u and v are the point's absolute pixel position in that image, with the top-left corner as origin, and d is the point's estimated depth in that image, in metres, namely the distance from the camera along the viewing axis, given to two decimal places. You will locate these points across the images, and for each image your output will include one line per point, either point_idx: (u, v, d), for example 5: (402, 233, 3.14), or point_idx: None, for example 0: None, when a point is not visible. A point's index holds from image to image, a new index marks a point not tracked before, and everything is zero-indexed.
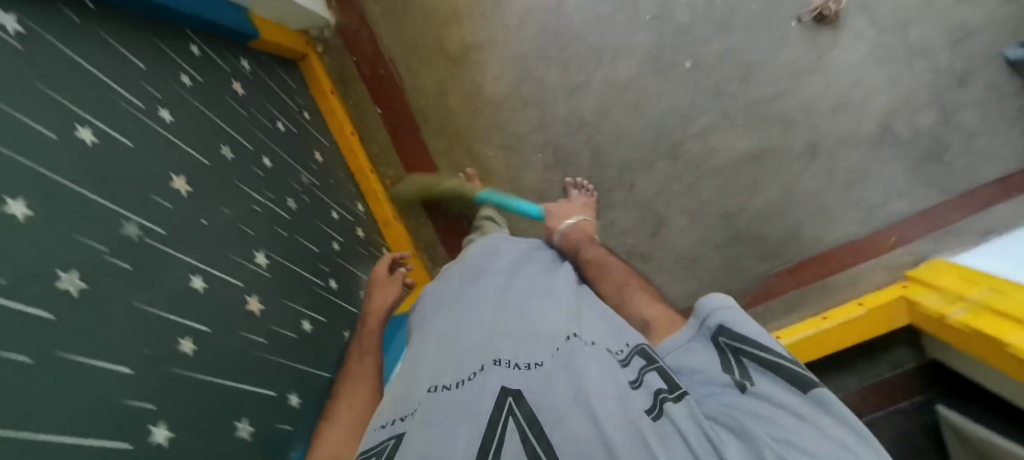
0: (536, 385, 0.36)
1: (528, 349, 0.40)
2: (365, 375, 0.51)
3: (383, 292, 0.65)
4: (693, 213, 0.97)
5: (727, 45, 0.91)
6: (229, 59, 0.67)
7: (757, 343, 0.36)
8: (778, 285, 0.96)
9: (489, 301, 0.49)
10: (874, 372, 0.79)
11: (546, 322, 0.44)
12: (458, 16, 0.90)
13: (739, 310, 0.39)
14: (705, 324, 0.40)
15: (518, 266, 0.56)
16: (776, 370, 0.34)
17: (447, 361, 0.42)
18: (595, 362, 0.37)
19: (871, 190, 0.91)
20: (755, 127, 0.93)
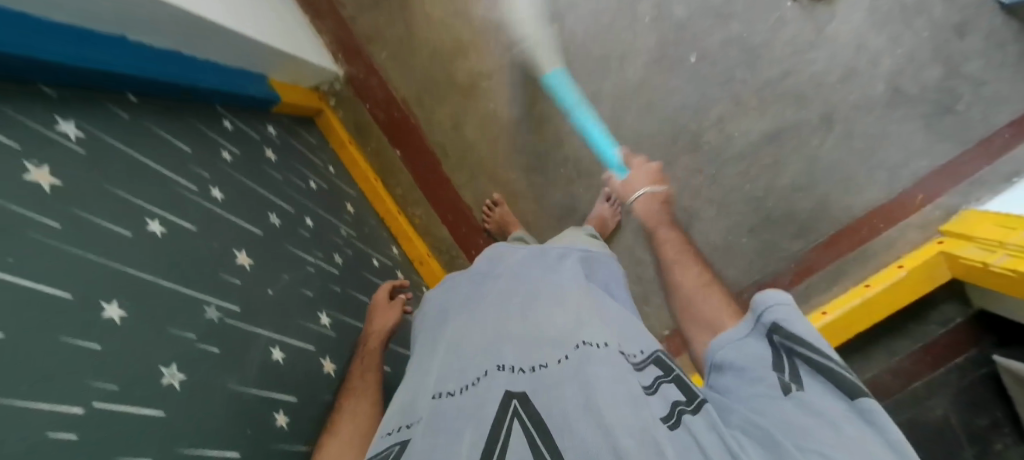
0: (547, 388, 0.33)
1: (537, 352, 0.37)
2: (364, 393, 0.47)
3: (383, 315, 0.58)
4: (721, 202, 0.98)
5: (729, 33, 0.92)
6: (257, 128, 0.68)
7: (811, 347, 0.33)
8: (817, 260, 0.96)
9: (494, 305, 0.45)
10: (923, 332, 0.75)
11: (559, 322, 0.40)
12: (464, 48, 0.91)
13: (796, 310, 0.35)
14: (759, 320, 0.36)
15: (526, 263, 0.52)
16: (825, 374, 0.31)
17: (451, 367, 0.39)
18: (614, 363, 0.34)
19: (892, 151, 0.91)
20: (769, 109, 0.94)
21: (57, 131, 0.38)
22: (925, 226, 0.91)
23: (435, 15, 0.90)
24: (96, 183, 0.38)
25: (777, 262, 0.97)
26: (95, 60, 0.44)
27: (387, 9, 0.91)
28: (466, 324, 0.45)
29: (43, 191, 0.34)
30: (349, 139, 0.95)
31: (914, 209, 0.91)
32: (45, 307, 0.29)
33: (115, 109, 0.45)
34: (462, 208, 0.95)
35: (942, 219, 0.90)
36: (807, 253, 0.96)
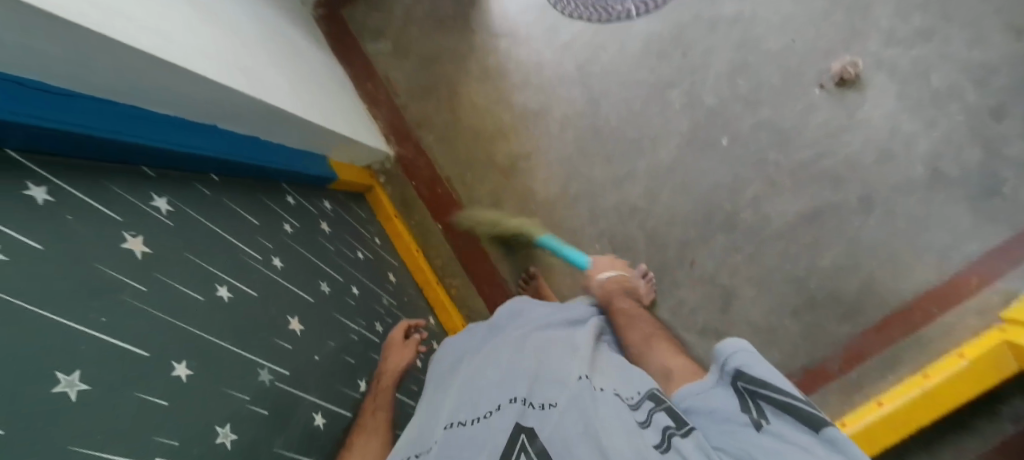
0: (548, 420, 0.41)
1: (545, 391, 0.45)
2: (376, 428, 0.50)
3: (399, 353, 0.61)
4: (760, 281, 0.96)
5: (759, 119, 0.96)
6: (315, 202, 0.74)
7: (772, 385, 0.40)
8: (868, 346, 0.92)
9: (507, 351, 0.53)
10: (995, 429, 0.70)
11: (563, 366, 0.48)
12: (505, 132, 0.98)
13: (755, 355, 0.43)
14: (725, 369, 0.44)
15: (539, 319, 0.60)
16: (788, 410, 0.38)
17: (467, 400, 0.47)
18: (604, 403, 0.42)
19: (938, 232, 0.91)
20: (804, 189, 0.95)
21: (151, 205, 0.43)
22: (984, 311, 0.88)
23: (480, 102, 0.98)
24: (179, 251, 0.42)
25: (828, 347, 0.93)
26: (189, 143, 0.49)
27: (437, 97, 0.99)
28: (483, 366, 0.53)
29: (135, 257, 0.38)
30: (394, 213, 0.99)
31: (970, 293, 0.89)
32: (122, 364, 0.32)
33: (200, 185, 0.51)
34: (498, 280, 0.97)
35: (1001, 304, 0.87)
36: (856, 338, 0.92)
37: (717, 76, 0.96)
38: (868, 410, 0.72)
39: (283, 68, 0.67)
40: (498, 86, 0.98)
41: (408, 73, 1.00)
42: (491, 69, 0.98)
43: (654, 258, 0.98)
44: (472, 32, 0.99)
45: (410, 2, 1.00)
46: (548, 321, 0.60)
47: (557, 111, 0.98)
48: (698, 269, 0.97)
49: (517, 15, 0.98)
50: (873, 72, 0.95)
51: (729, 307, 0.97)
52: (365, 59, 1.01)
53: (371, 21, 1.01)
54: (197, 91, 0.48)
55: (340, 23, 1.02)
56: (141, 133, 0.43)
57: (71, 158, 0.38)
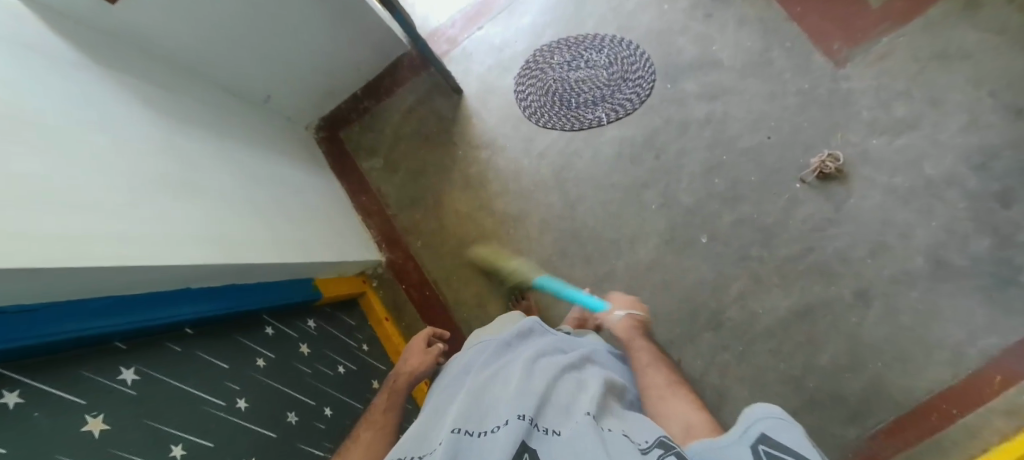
0: (554, 448, 0.41)
1: (556, 416, 0.46)
2: (377, 424, 0.61)
3: (417, 360, 0.72)
4: (754, 381, 0.90)
5: (739, 216, 0.95)
6: (297, 323, 0.81)
7: (800, 458, 0.34)
8: (879, 450, 0.83)
9: (521, 371, 0.52)
10: None
11: (578, 406, 0.46)
12: (487, 236, 1.03)
13: (790, 424, 0.37)
14: (746, 432, 0.38)
15: (551, 343, 0.60)
16: None
17: (472, 409, 0.48)
18: (614, 445, 0.40)
19: (951, 327, 0.84)
20: (793, 286, 0.91)
21: (117, 378, 0.48)
22: (1015, 414, 0.79)
23: (463, 210, 1.05)
24: (137, 418, 0.48)
25: (835, 453, 0.85)
26: (147, 314, 0.54)
27: (424, 207, 1.07)
28: (493, 384, 0.52)
29: (90, 438, 0.43)
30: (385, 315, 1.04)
31: (994, 392, 0.80)
32: None
33: (172, 343, 0.57)
34: None
35: None
36: (864, 440, 0.84)
37: (691, 176, 0.98)
38: None
39: (251, 219, 0.74)
40: (480, 193, 1.05)
41: (398, 186, 1.09)
42: (473, 179, 1.06)
43: None
44: (454, 146, 1.08)
45: (399, 121, 1.12)
46: (556, 355, 0.58)
47: (535, 214, 1.02)
48: (685, 369, 0.92)
49: (497, 128, 1.08)
50: (857, 164, 0.93)
51: (721, 409, 0.90)
52: (360, 175, 1.12)
53: (366, 138, 1.13)
54: (128, 276, 0.51)
55: (339, 144, 1.15)
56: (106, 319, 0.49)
57: (45, 355, 0.44)
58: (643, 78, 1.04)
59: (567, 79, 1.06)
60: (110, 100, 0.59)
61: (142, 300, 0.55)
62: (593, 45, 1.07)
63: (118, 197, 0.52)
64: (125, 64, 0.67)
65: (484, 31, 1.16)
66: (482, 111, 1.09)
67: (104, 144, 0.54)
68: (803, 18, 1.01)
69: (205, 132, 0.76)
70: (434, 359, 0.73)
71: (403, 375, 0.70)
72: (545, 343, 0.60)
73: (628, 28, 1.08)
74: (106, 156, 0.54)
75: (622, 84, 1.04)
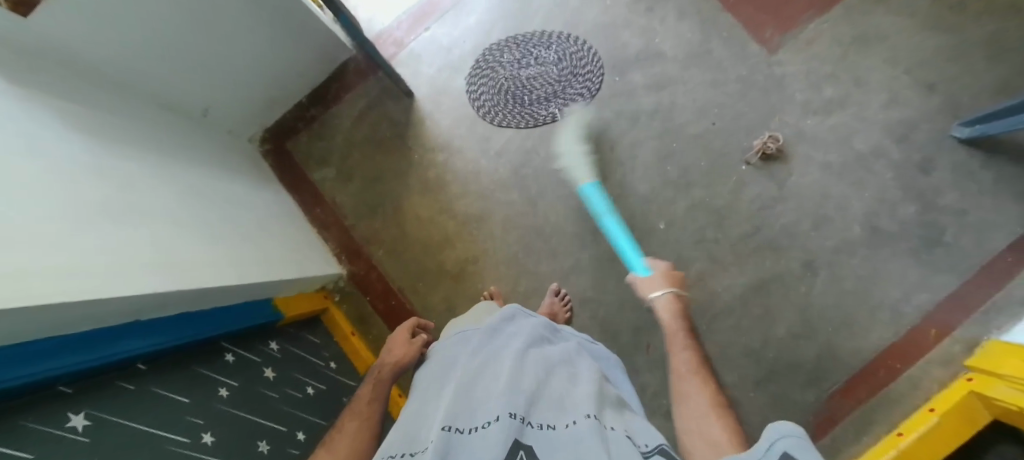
0: (551, 447, 0.41)
1: (550, 414, 0.46)
2: (362, 414, 0.59)
3: (402, 351, 0.71)
4: (719, 357, 0.94)
5: (693, 200, 0.99)
6: (259, 347, 0.76)
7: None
8: (836, 410, 0.89)
9: (512, 363, 0.51)
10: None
11: (572, 403, 0.47)
12: (451, 240, 1.02)
13: (810, 446, 0.37)
14: (770, 451, 0.37)
15: (536, 334, 0.59)
16: None
17: (462, 404, 0.46)
18: (616, 446, 0.41)
19: (889, 288, 0.91)
20: (747, 263, 0.96)
21: (67, 427, 0.42)
22: (948, 362, 0.87)
23: (424, 214, 1.03)
24: None
25: (797, 417, 0.90)
26: (99, 354, 0.49)
27: (383, 214, 1.04)
28: (481, 376, 0.51)
29: None
30: (351, 328, 1.01)
31: (931, 347, 0.88)
32: None
33: (122, 379, 0.52)
34: None
35: (964, 354, 0.87)
36: (823, 402, 0.90)
37: (645, 165, 1.00)
38: None
39: (204, 240, 0.70)
40: (441, 196, 1.03)
41: (354, 195, 1.06)
42: (432, 182, 1.04)
43: (610, 347, 0.95)
44: (410, 150, 1.06)
45: (350, 128, 1.08)
46: (546, 347, 0.57)
47: (498, 214, 1.02)
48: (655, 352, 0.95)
49: (453, 129, 1.06)
50: (795, 144, 0.99)
51: None
52: (313, 186, 1.08)
53: (316, 148, 1.09)
54: (75, 313, 0.46)
55: (287, 155, 1.10)
56: (53, 360, 0.44)
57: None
58: (593, 72, 1.06)
59: (519, 77, 1.06)
60: (24, 116, 0.52)
61: (90, 337, 0.49)
62: (542, 41, 1.08)
63: (57, 227, 0.47)
64: (47, 82, 0.60)
65: (431, 32, 1.14)
66: (436, 114, 1.07)
67: (28, 169, 0.48)
68: (737, 8, 1.06)
69: (143, 152, 0.70)
70: (419, 351, 0.72)
71: (387, 367, 0.69)
72: (531, 331, 0.60)
73: (574, 24, 1.09)
74: (38, 183, 0.48)
75: (573, 78, 1.05)
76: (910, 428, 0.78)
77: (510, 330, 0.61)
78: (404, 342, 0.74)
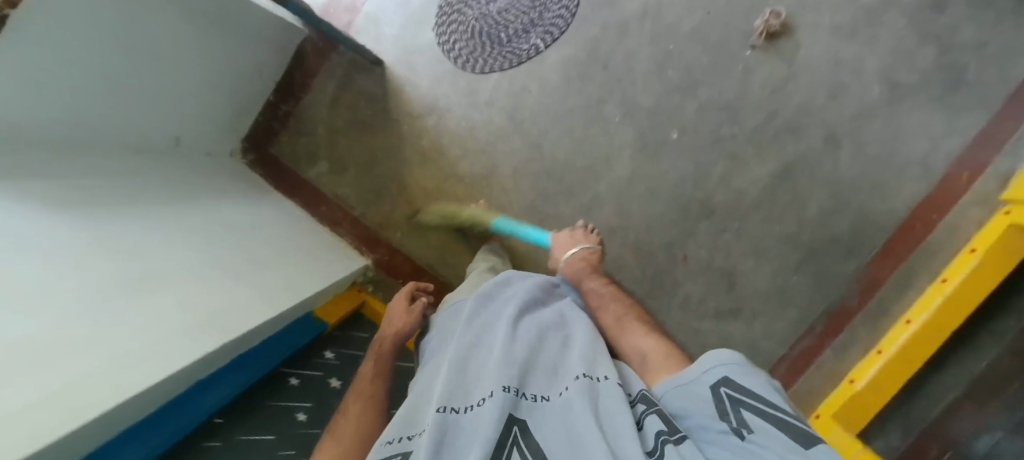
0: (543, 415, 0.43)
1: (542, 384, 0.47)
2: (364, 395, 0.61)
3: (398, 320, 0.71)
4: (757, 251, 0.94)
5: (701, 101, 0.93)
6: (315, 360, 0.78)
7: (758, 398, 0.39)
8: (878, 273, 0.91)
9: (506, 336, 0.53)
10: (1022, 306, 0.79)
11: (567, 369, 0.49)
12: (464, 204, 0.98)
13: (746, 367, 0.43)
14: (710, 373, 0.43)
15: (530, 298, 0.61)
16: (774, 419, 0.37)
17: (456, 385, 0.47)
18: (607, 398, 0.43)
19: (915, 142, 0.89)
20: (768, 152, 0.93)
21: None
22: (983, 201, 0.87)
23: (431, 186, 0.99)
24: None
25: (839, 287, 0.92)
26: (172, 424, 0.52)
27: (389, 196, 1.01)
28: (479, 351, 0.54)
29: None
30: None
31: (964, 189, 0.87)
32: None
33: (207, 440, 0.56)
34: None
35: (999, 189, 0.86)
36: (865, 268, 0.91)
37: (645, 76, 0.94)
38: (901, 329, 0.82)
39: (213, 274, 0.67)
40: (442, 164, 0.99)
41: (354, 184, 1.02)
42: (429, 151, 0.99)
43: (649, 267, 0.98)
44: (396, 124, 1.00)
45: (327, 115, 1.02)
46: (541, 313, 0.59)
47: (505, 166, 0.98)
48: (692, 261, 0.96)
49: (433, 90, 0.99)
50: (798, 14, 0.91)
51: (734, 285, 0.96)
52: (309, 186, 1.03)
53: (299, 146, 1.03)
54: (130, 406, 0.47)
55: (272, 161, 1.04)
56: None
57: None
58: None
59: (490, 14, 0.97)
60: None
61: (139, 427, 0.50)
62: None
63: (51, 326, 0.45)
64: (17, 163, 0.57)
65: None
66: (411, 77, 1.00)
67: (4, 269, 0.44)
68: None
69: (127, 206, 0.66)
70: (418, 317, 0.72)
71: (387, 339, 0.70)
72: (523, 297, 0.61)
73: None
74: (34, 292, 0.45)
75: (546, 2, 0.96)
76: (954, 273, 0.80)
77: (502, 300, 0.63)
78: (402, 310, 0.74)
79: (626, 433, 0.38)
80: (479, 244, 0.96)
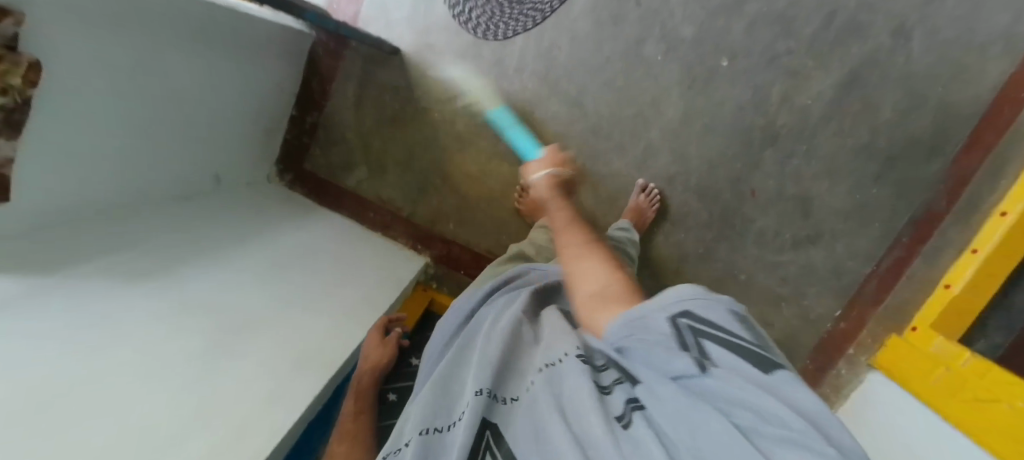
0: (514, 414, 0.38)
1: (515, 380, 0.43)
2: (349, 437, 0.57)
3: (376, 352, 0.69)
4: (830, 170, 0.88)
5: (748, 20, 0.86)
6: (404, 368, 0.77)
7: (722, 329, 0.32)
8: (966, 168, 0.82)
9: (482, 340, 0.49)
10: None
11: (534, 362, 0.44)
12: (512, 183, 0.94)
13: (713, 299, 0.34)
14: (668, 306, 0.34)
15: (508, 300, 0.58)
16: (733, 349, 0.31)
17: (439, 402, 0.44)
18: (569, 377, 0.37)
19: (994, 17, 0.79)
20: (830, 60, 0.85)
21: None
22: None
23: (474, 170, 0.95)
24: None
25: (925, 191, 0.85)
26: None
27: (434, 190, 0.97)
28: (464, 357, 0.50)
29: None
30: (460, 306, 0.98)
31: None
32: None
33: None
34: None
35: None
36: (951, 166, 0.84)
37: (683, 5, 0.87)
38: (995, 223, 0.73)
39: (287, 308, 0.68)
40: (481, 145, 0.95)
41: (396, 184, 0.99)
42: (466, 133, 0.95)
43: (714, 209, 0.93)
44: (427, 112, 0.95)
45: (355, 118, 0.99)
46: (518, 305, 0.54)
47: (547, 132, 0.92)
48: (761, 194, 0.91)
49: (457, 67, 0.93)
50: None
51: (810, 210, 0.90)
52: (352, 195, 1.01)
53: (333, 156, 1.01)
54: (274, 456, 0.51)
55: (309, 176, 1.02)
56: None
57: None
58: None
59: None
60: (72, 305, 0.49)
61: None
62: None
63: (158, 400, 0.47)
64: (90, 250, 0.57)
65: None
66: (433, 59, 0.94)
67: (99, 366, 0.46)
68: None
69: (213, 267, 0.67)
70: (394, 348, 0.71)
71: (365, 373, 0.66)
72: (501, 304, 0.58)
73: None
74: (121, 372, 0.47)
75: None
76: None
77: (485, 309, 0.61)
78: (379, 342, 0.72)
79: (585, 408, 0.33)
80: (531, 220, 0.91)
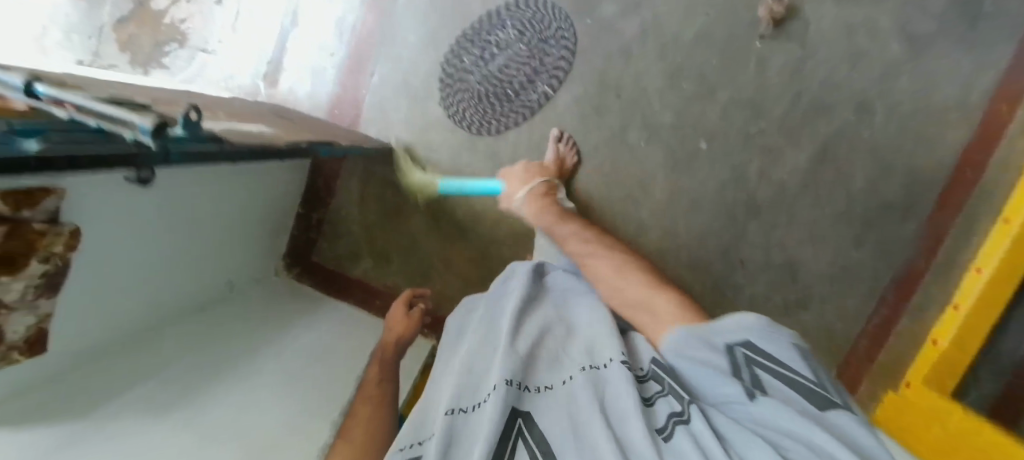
0: (546, 405, 0.43)
1: (551, 372, 0.48)
2: (372, 399, 0.61)
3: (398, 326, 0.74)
4: (812, 238, 0.93)
5: (721, 103, 0.92)
6: None
7: (778, 363, 0.43)
8: (939, 226, 0.87)
9: (513, 326, 0.52)
10: None
11: (568, 360, 0.49)
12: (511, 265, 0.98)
13: (766, 333, 0.45)
14: (734, 334, 0.47)
15: (530, 288, 0.61)
16: (791, 383, 0.41)
17: (466, 382, 0.46)
18: (611, 386, 0.43)
19: (947, 89, 0.85)
20: (800, 136, 0.91)
21: None
22: None
23: (475, 254, 0.99)
24: None
25: (905, 253, 0.89)
26: None
27: (437, 275, 1.01)
28: (490, 343, 0.53)
29: None
30: None
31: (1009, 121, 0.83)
32: None
33: None
34: None
35: None
36: (926, 226, 0.88)
37: (659, 94, 0.94)
38: (971, 280, 0.76)
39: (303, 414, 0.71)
40: (480, 229, 0.99)
41: (400, 271, 1.02)
42: (465, 220, 0.99)
43: (706, 279, 0.97)
44: (428, 202, 1.01)
45: (360, 209, 1.05)
46: (541, 308, 0.59)
47: None
48: (749, 262, 0.95)
49: (454, 160, 1.00)
50: None
51: (797, 275, 0.94)
52: (359, 283, 1.04)
53: (340, 248, 1.06)
54: None
55: (317, 268, 1.06)
56: None
57: None
58: (563, 28, 0.96)
59: (490, 74, 0.98)
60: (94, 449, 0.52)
61: None
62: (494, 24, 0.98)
63: None
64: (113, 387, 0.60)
65: (378, 76, 1.05)
66: (432, 155, 1.01)
67: None
68: None
69: (229, 386, 0.69)
70: (415, 325, 0.75)
71: (387, 344, 0.72)
72: (524, 284, 0.61)
73: None
74: None
75: (545, 46, 0.97)
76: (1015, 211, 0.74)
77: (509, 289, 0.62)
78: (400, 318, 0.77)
79: (630, 416, 0.38)
80: None
